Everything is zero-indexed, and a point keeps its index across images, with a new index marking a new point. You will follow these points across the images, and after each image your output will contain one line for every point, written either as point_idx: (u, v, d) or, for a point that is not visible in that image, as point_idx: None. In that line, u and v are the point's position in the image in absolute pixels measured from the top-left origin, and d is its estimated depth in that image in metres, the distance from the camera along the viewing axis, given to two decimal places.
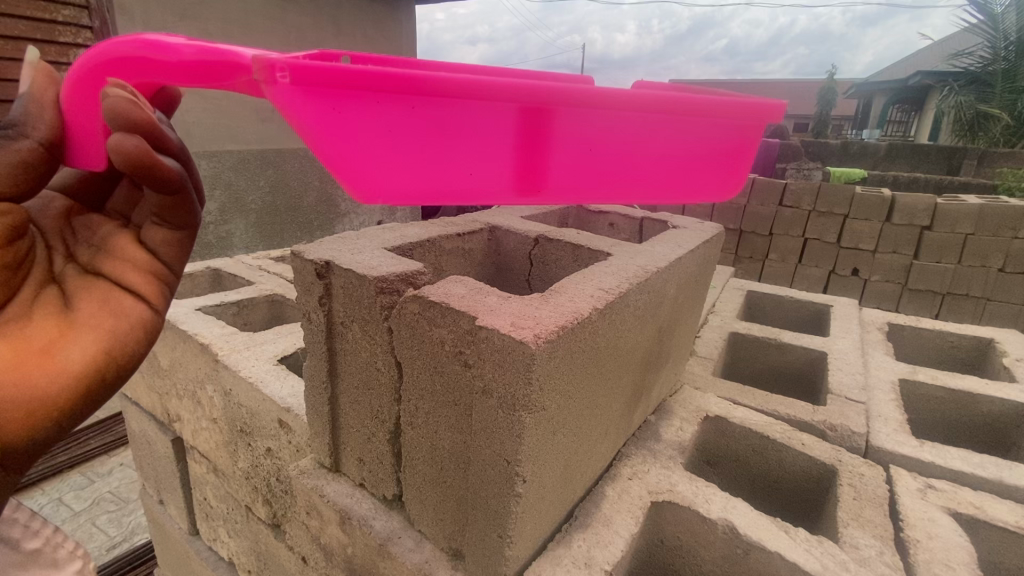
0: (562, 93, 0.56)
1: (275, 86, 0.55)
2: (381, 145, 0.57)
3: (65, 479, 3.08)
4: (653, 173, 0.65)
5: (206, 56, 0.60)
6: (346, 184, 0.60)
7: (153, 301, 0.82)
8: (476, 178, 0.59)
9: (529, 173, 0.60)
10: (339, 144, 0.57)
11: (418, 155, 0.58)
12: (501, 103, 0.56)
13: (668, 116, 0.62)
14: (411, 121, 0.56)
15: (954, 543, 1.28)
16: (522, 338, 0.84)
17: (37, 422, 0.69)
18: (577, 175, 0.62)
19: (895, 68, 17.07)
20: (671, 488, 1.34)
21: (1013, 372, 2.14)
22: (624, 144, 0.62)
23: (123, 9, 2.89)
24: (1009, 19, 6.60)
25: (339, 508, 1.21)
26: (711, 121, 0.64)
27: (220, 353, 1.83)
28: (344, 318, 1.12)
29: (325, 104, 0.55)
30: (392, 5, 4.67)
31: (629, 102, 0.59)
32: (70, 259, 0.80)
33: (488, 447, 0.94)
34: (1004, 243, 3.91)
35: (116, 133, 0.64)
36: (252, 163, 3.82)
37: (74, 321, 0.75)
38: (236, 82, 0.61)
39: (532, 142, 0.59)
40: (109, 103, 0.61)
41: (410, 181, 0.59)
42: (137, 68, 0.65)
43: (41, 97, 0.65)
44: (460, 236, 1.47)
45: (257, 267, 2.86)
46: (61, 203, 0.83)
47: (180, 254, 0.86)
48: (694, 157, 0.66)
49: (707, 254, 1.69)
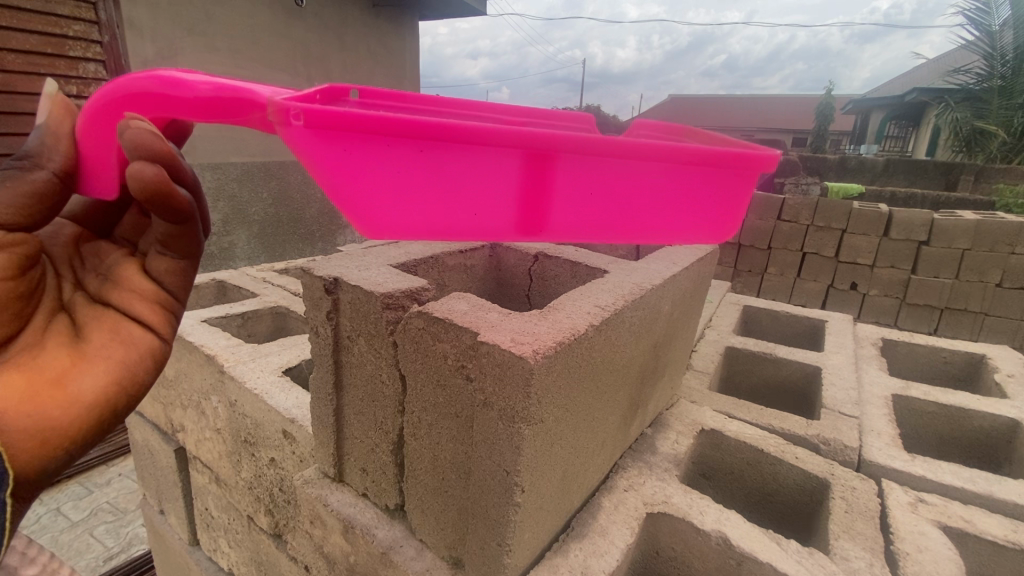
0: (564, 138, 0.61)
1: (288, 128, 0.59)
2: (389, 183, 0.62)
3: (64, 489, 3.12)
4: (650, 209, 0.69)
5: (221, 92, 0.65)
6: (354, 217, 0.64)
7: (160, 330, 0.88)
8: (479, 215, 0.65)
9: (533, 210, 0.65)
10: (349, 182, 0.61)
11: (423, 192, 0.63)
12: (503, 149, 0.61)
13: (665, 160, 0.66)
14: (418, 161, 0.61)
15: (943, 555, 1.31)
16: (522, 353, 0.88)
17: (50, 449, 0.72)
18: (579, 210, 0.67)
19: (892, 83, 17.30)
20: (666, 500, 1.37)
21: (1004, 387, 2.18)
22: (623, 182, 0.67)
23: (133, 25, 2.98)
24: (1005, 37, 6.73)
25: (342, 517, 1.25)
26: (708, 166, 0.68)
27: (225, 364, 1.87)
28: (351, 331, 1.17)
29: (338, 144, 0.59)
30: (394, 22, 4.82)
31: (626, 147, 0.64)
32: (79, 286, 0.86)
33: (488, 458, 0.97)
34: (1001, 259, 3.96)
35: (135, 163, 0.67)
36: (257, 174, 3.88)
37: (85, 352, 0.80)
38: (249, 118, 0.66)
39: (534, 182, 0.63)
40: (130, 136, 0.66)
41: (418, 215, 0.64)
42: (151, 102, 0.68)
43: (57, 130, 0.71)
44: (463, 253, 1.52)
45: (262, 278, 2.91)
46: (70, 231, 0.89)
47: (184, 283, 0.91)
48: (689, 197, 0.70)
49: (702, 270, 1.74)
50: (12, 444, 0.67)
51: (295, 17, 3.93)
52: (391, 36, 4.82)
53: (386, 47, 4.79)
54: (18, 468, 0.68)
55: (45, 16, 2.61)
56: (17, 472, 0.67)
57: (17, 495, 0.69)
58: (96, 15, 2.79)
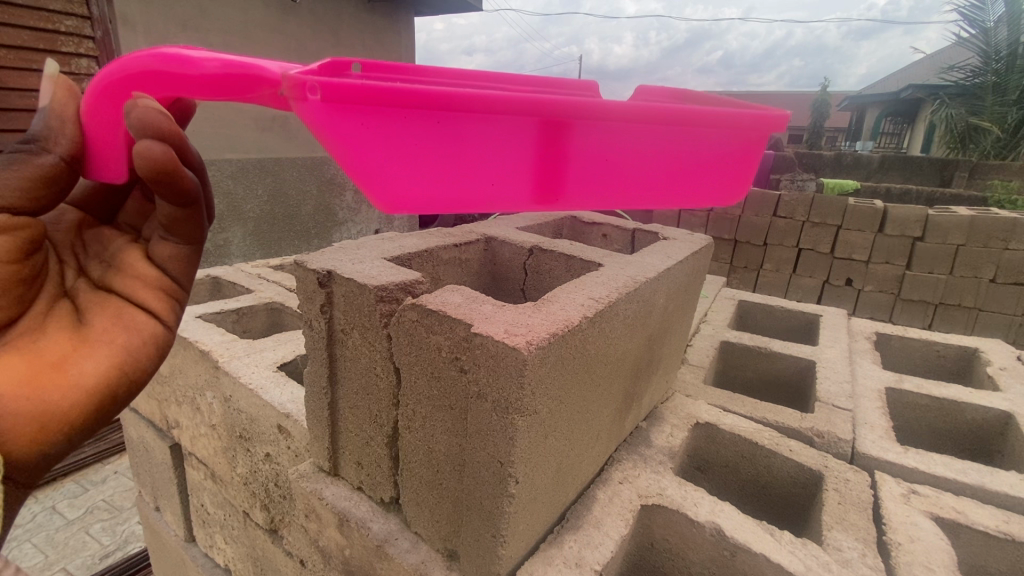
0: (581, 106, 0.56)
1: (304, 103, 0.55)
2: (406, 156, 0.56)
3: (59, 487, 3.11)
4: (667, 183, 0.64)
5: (229, 69, 0.59)
6: (369, 192, 0.58)
7: (164, 317, 0.89)
8: (496, 188, 0.59)
9: (552, 182, 0.59)
10: (365, 157, 0.56)
11: (442, 165, 0.57)
12: (524, 119, 0.56)
13: (686, 127, 0.61)
14: (434, 135, 0.55)
15: (935, 546, 1.32)
16: (514, 344, 0.88)
17: (49, 435, 0.74)
18: (598, 185, 0.61)
19: (887, 81, 17.38)
20: (661, 492, 1.37)
21: (996, 380, 2.20)
22: (641, 155, 0.62)
23: (125, 20, 2.96)
24: (1000, 33, 6.74)
25: (337, 510, 1.25)
26: (729, 131, 0.64)
27: (221, 360, 1.87)
28: (345, 324, 1.16)
29: (351, 118, 0.54)
30: (390, 18, 4.81)
31: (647, 115, 0.59)
32: (81, 274, 0.86)
33: (483, 450, 0.97)
34: (995, 254, 3.99)
35: (143, 141, 0.66)
36: (251, 171, 3.87)
37: (87, 336, 0.82)
38: (259, 95, 0.60)
39: (552, 154, 0.58)
40: (137, 115, 0.64)
41: (432, 191, 0.58)
42: (158, 81, 0.64)
43: (62, 112, 0.68)
44: (457, 247, 1.52)
45: (257, 275, 2.89)
46: (73, 216, 0.88)
47: (188, 269, 0.91)
48: (713, 166, 0.65)
49: (697, 264, 1.75)
50: (10, 429, 0.70)
51: (289, 12, 3.90)
52: (386, 32, 4.80)
53: (382, 44, 4.78)
54: (15, 454, 0.70)
55: (37, 11, 2.59)
56: (12, 456, 0.70)
57: (15, 480, 0.71)
58: (89, 11, 2.76)
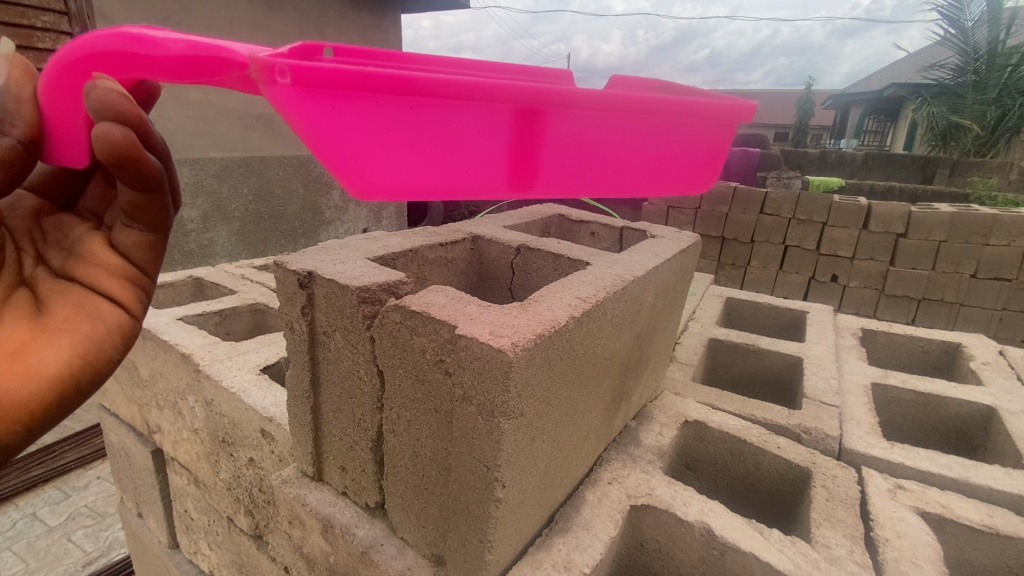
0: (574, 95, 0.55)
1: (274, 87, 0.51)
2: (385, 142, 0.53)
3: (39, 494, 3.03)
4: (654, 172, 0.64)
5: (195, 50, 0.56)
6: (343, 177, 0.56)
7: (130, 307, 0.86)
8: (484, 177, 0.57)
9: (540, 169, 0.58)
10: (338, 143, 0.53)
11: (425, 153, 0.54)
12: (500, 105, 0.54)
13: (662, 116, 0.60)
14: (420, 123, 0.53)
15: (921, 541, 1.32)
16: (500, 346, 0.86)
17: (9, 424, 0.73)
18: (587, 173, 0.60)
19: (871, 79, 17.63)
20: (650, 492, 1.36)
21: (979, 374, 2.23)
22: (630, 144, 0.61)
23: (104, 16, 2.87)
24: (979, 32, 6.84)
25: (321, 517, 1.22)
26: (714, 124, 0.64)
27: (201, 363, 1.83)
28: (327, 326, 1.14)
29: (330, 104, 0.51)
30: (376, 16, 4.76)
31: (640, 106, 0.59)
32: (41, 261, 0.84)
33: (468, 453, 0.95)
34: (976, 250, 4.05)
35: (103, 124, 0.64)
36: (235, 170, 3.80)
37: (48, 325, 0.79)
38: (228, 78, 0.58)
39: (541, 143, 0.56)
40: (97, 96, 0.62)
41: (415, 180, 0.56)
42: (122, 62, 0.61)
43: (19, 92, 0.64)
44: (443, 246, 1.50)
45: (240, 275, 2.84)
46: (30, 203, 0.85)
47: (153, 256, 0.87)
48: (692, 157, 0.65)
49: (685, 262, 1.73)
50: None
51: (273, 9, 3.84)
52: (372, 30, 4.74)
53: (368, 40, 4.72)
54: None
55: (11, 6, 2.48)
56: None
57: None
58: (66, 6, 2.68)
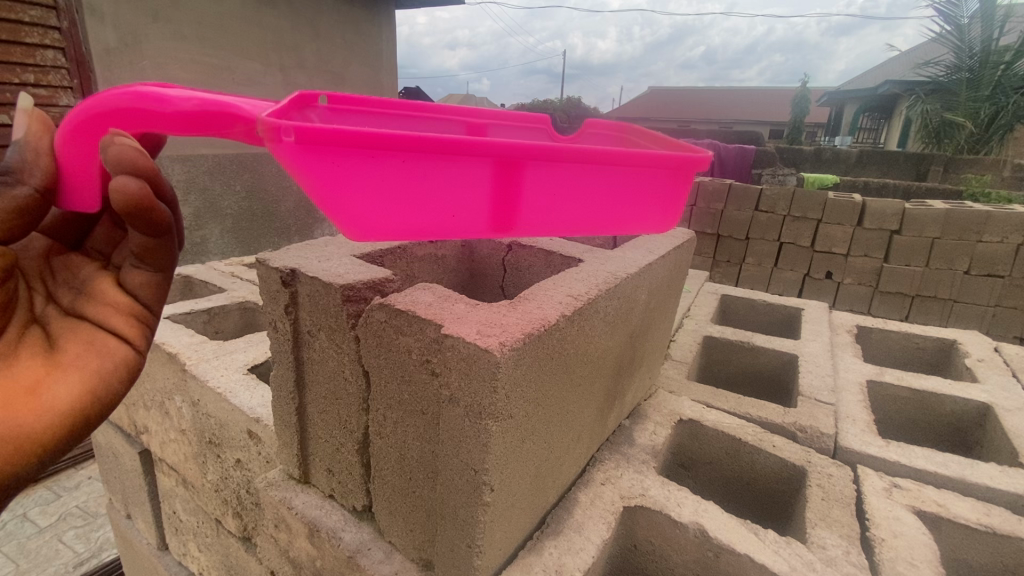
0: (528, 153, 0.70)
1: (277, 144, 0.61)
2: (378, 189, 0.66)
3: (28, 495, 2.98)
4: (592, 210, 0.81)
5: (206, 107, 0.67)
6: (340, 222, 0.68)
7: (138, 343, 0.83)
8: (458, 218, 0.73)
9: (502, 212, 0.75)
10: (336, 190, 0.65)
11: (411, 199, 0.69)
12: (468, 161, 0.68)
13: (595, 166, 0.76)
14: (405, 174, 0.66)
15: (918, 541, 1.31)
16: (487, 345, 0.83)
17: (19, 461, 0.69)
18: (538, 213, 0.77)
19: (865, 77, 17.65)
20: (643, 493, 1.34)
21: (974, 371, 2.22)
22: (573, 189, 0.77)
23: (92, 9, 2.82)
24: (972, 30, 6.84)
25: (307, 521, 1.19)
26: (642, 169, 0.80)
27: (188, 363, 1.79)
28: (311, 325, 1.10)
29: (329, 158, 0.62)
30: (369, 11, 4.71)
31: (582, 157, 0.74)
32: (50, 299, 0.79)
33: (455, 457, 0.93)
34: (969, 246, 4.05)
35: (119, 177, 0.66)
36: (228, 167, 3.74)
37: (60, 363, 0.75)
38: (236, 131, 0.70)
39: (502, 191, 0.73)
40: (113, 151, 0.65)
41: (402, 222, 0.71)
42: (131, 118, 0.69)
43: (37, 145, 0.67)
44: (433, 242, 1.47)
45: (230, 273, 2.80)
46: (40, 244, 0.81)
47: (160, 296, 0.85)
48: (623, 196, 0.82)
49: (679, 258, 1.71)
50: None
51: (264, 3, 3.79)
52: (365, 25, 4.69)
53: (361, 35, 4.67)
54: None
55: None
56: None
57: None
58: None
